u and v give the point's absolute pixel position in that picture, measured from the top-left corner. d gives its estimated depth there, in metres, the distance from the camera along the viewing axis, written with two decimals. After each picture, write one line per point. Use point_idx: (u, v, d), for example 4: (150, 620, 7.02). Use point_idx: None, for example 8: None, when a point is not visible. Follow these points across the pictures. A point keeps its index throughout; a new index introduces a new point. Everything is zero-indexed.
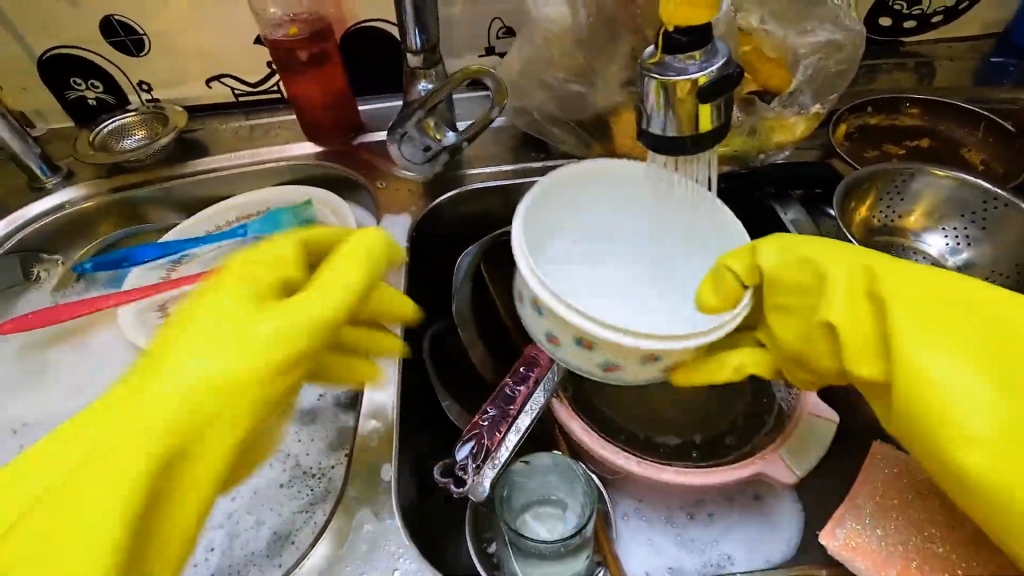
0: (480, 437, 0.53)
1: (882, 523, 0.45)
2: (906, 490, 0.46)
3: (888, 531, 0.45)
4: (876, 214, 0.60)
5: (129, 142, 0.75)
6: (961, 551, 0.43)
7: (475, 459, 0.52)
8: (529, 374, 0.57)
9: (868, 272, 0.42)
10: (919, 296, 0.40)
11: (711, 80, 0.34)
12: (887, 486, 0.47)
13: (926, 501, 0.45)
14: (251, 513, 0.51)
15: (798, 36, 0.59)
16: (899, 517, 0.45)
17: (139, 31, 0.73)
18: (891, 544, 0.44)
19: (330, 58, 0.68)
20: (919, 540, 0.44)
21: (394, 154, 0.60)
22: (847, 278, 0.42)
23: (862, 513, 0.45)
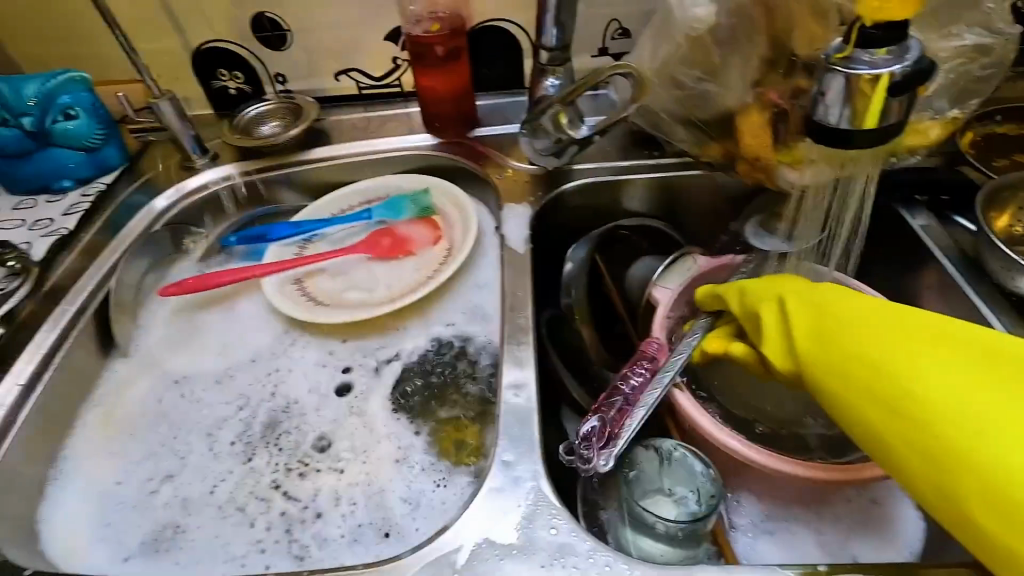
0: (606, 417, 0.53)
1: None
2: None
3: None
4: (1016, 224, 0.59)
5: (266, 128, 0.82)
6: None
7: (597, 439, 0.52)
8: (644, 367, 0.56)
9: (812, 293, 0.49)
10: (840, 318, 0.45)
11: (901, 75, 0.35)
12: None
13: None
14: (388, 473, 0.54)
15: (943, 39, 0.58)
16: None
17: (284, 27, 0.79)
18: None
19: (462, 55, 0.72)
20: None
21: (525, 145, 0.65)
22: (794, 295, 0.49)
23: None
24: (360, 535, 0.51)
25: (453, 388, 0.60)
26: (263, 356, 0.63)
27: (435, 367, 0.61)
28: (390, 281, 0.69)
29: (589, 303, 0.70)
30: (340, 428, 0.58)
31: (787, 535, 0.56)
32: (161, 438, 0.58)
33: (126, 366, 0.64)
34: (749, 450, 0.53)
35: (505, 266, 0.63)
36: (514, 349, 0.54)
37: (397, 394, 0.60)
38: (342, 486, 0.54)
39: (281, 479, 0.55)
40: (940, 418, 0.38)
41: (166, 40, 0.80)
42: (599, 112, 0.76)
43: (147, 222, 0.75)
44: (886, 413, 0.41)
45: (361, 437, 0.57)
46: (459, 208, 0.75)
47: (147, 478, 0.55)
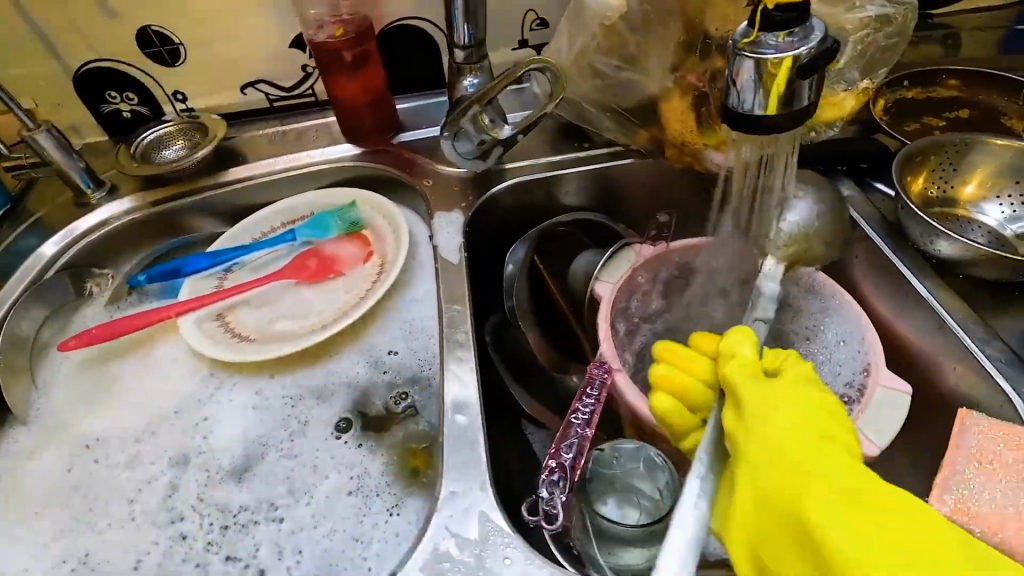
0: (565, 470, 0.51)
1: (989, 487, 0.44)
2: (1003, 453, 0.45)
3: (997, 493, 0.44)
4: (930, 187, 0.60)
5: (169, 152, 0.75)
6: None
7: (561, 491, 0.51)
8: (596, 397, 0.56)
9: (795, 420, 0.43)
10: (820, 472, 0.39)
11: (808, 57, 0.35)
12: (982, 450, 0.45)
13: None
14: (329, 519, 0.50)
15: (847, 11, 0.59)
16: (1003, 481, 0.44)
17: (174, 40, 0.72)
18: (1001, 506, 0.43)
19: (373, 60, 0.68)
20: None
21: (446, 149, 0.61)
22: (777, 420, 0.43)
23: (960, 478, 0.45)
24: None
25: (397, 415, 0.56)
26: (191, 404, 0.58)
27: (378, 395, 0.57)
28: (322, 307, 0.64)
29: (533, 307, 0.67)
30: (272, 476, 0.53)
31: None
32: (73, 513, 0.52)
33: (28, 434, 0.57)
34: None
35: (440, 279, 0.60)
36: (454, 367, 0.51)
37: (332, 428, 0.55)
38: (285, 537, 0.49)
39: (216, 540, 0.50)
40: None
41: (40, 65, 0.72)
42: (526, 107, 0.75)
43: (40, 270, 0.68)
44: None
45: (297, 482, 0.52)
46: (388, 219, 0.71)
47: (61, 559, 0.50)
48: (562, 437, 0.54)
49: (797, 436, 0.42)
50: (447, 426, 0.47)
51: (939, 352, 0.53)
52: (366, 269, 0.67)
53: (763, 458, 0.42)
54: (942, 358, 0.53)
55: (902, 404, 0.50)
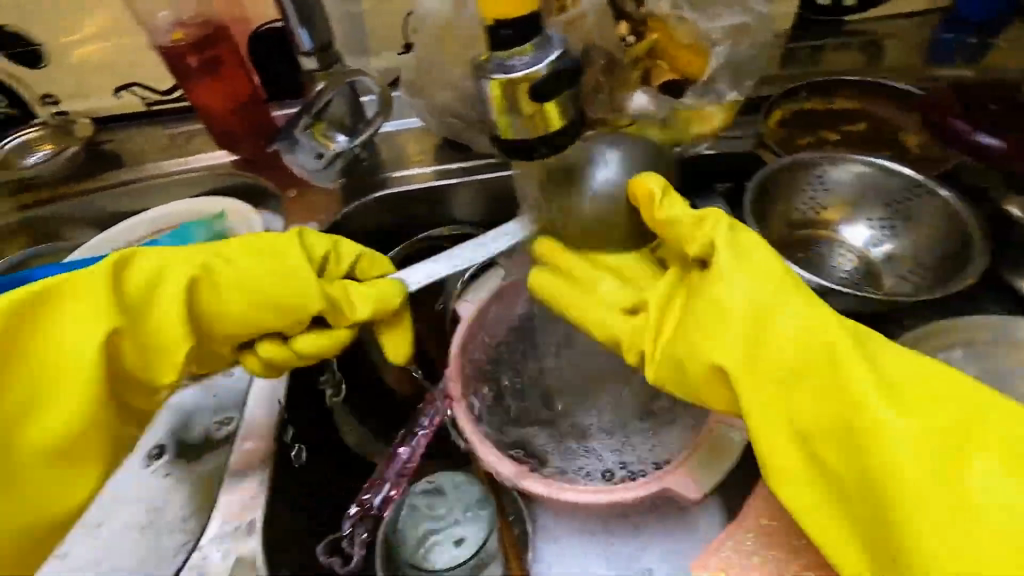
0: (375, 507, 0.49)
1: (761, 547, 0.44)
2: (794, 511, 0.44)
3: (765, 555, 0.44)
4: (796, 208, 0.57)
5: (34, 158, 0.73)
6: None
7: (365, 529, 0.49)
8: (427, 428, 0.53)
9: (825, 311, 0.38)
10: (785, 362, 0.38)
11: (544, 75, 0.32)
12: (774, 505, 0.45)
13: (811, 525, 0.44)
14: (116, 553, 0.48)
15: (708, 20, 0.56)
16: (780, 540, 0.44)
17: (35, 41, 0.70)
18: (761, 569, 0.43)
19: (224, 63, 0.65)
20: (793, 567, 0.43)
21: (286, 161, 0.58)
22: (715, 341, 0.39)
23: (739, 538, 0.44)
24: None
25: (215, 441, 0.53)
26: None
27: (199, 418, 0.54)
28: None
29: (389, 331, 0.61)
30: None
31: (588, 562, 0.54)
32: None
33: None
34: (531, 482, 0.49)
35: None
36: (257, 390, 0.48)
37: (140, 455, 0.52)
38: None
39: None
40: (937, 552, 0.32)
41: None
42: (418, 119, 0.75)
43: None
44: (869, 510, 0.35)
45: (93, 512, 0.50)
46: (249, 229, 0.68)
47: None
48: (383, 467, 0.51)
49: (832, 340, 0.37)
50: (232, 459, 0.45)
51: None
52: None
53: (791, 384, 0.37)
54: None
55: (738, 442, 0.48)
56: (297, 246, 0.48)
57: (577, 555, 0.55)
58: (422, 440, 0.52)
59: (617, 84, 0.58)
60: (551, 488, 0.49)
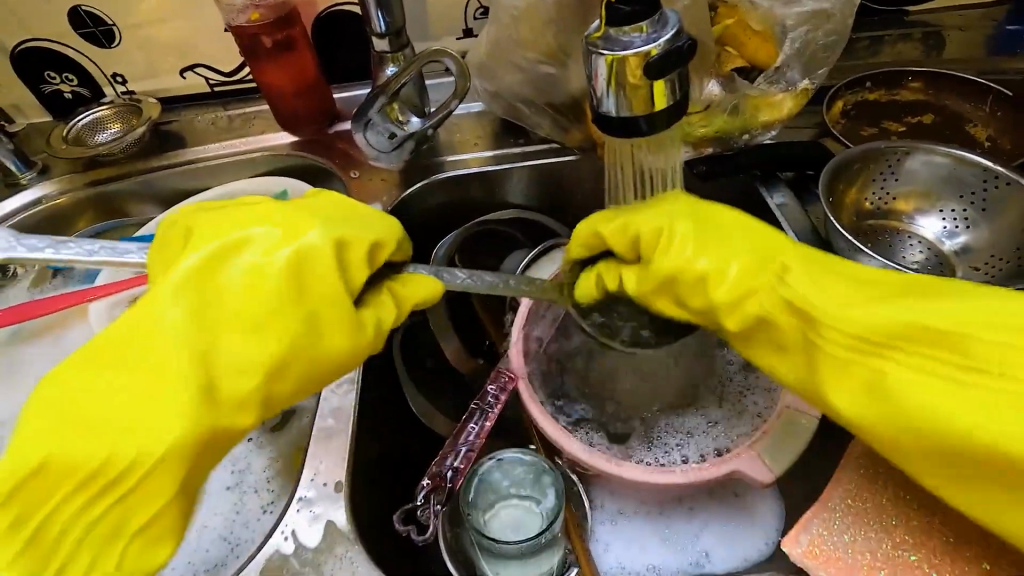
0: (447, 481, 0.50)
1: (852, 528, 0.45)
2: (880, 493, 0.46)
3: (856, 537, 0.45)
4: (867, 197, 0.57)
5: (104, 135, 0.75)
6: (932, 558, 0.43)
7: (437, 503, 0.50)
8: (492, 404, 0.54)
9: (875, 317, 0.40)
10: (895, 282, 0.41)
11: (660, 54, 0.32)
12: (857, 488, 0.46)
13: (902, 505, 0.45)
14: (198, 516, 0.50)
15: (784, 6, 0.56)
16: (869, 520, 0.45)
17: (108, 21, 0.72)
18: (857, 551, 0.44)
19: (296, 45, 0.66)
20: (888, 548, 0.44)
21: (359, 141, 0.58)
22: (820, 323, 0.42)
23: (828, 519, 0.46)
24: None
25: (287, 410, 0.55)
26: None
27: None
28: None
29: (452, 311, 0.62)
30: None
31: (647, 544, 0.54)
32: None
33: None
34: (594, 457, 0.50)
35: None
36: None
37: None
38: None
39: None
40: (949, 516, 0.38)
41: None
42: (477, 103, 0.75)
43: None
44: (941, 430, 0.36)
45: None
46: None
47: None
48: (451, 442, 0.53)
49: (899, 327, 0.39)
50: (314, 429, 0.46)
51: None
52: None
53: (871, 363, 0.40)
54: None
55: (807, 428, 0.48)
56: (306, 255, 0.39)
57: (640, 539, 0.55)
58: (491, 417, 0.54)
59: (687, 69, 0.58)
60: (623, 469, 0.49)
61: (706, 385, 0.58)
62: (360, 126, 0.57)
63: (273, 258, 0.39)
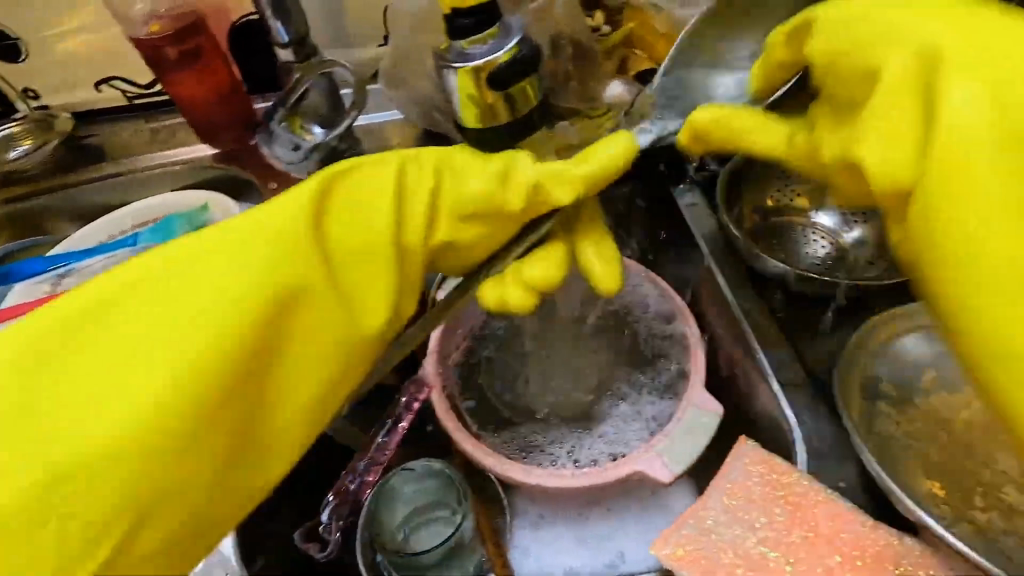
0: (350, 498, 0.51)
1: (724, 525, 0.43)
2: (756, 487, 0.44)
3: (725, 535, 0.42)
4: (770, 195, 0.58)
5: (16, 152, 0.73)
6: (793, 555, 0.41)
7: (341, 518, 0.50)
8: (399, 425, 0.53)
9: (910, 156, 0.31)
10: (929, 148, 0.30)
11: (504, 60, 0.34)
12: (736, 483, 0.44)
13: (772, 498, 0.43)
14: None
15: (684, 8, 0.58)
16: (741, 518, 0.43)
17: (13, 35, 0.70)
18: (721, 549, 0.42)
19: (205, 55, 0.65)
20: (751, 544, 0.42)
21: (267, 154, 0.59)
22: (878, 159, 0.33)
23: (702, 516, 0.43)
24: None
25: None
26: None
27: None
28: None
29: None
30: None
31: (563, 545, 0.55)
32: None
33: None
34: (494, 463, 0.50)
35: None
36: None
37: None
38: None
39: None
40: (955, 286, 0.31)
41: None
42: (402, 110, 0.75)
43: None
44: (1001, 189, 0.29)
45: None
46: None
47: None
48: (359, 455, 0.53)
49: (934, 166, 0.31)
50: None
51: (749, 373, 0.52)
52: None
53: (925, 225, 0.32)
54: (753, 381, 0.52)
55: (710, 426, 0.49)
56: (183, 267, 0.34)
57: (556, 542, 0.55)
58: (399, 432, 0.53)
59: (594, 72, 0.58)
60: (526, 474, 0.49)
61: (611, 392, 0.58)
62: (268, 137, 0.58)
63: (270, 261, 0.34)
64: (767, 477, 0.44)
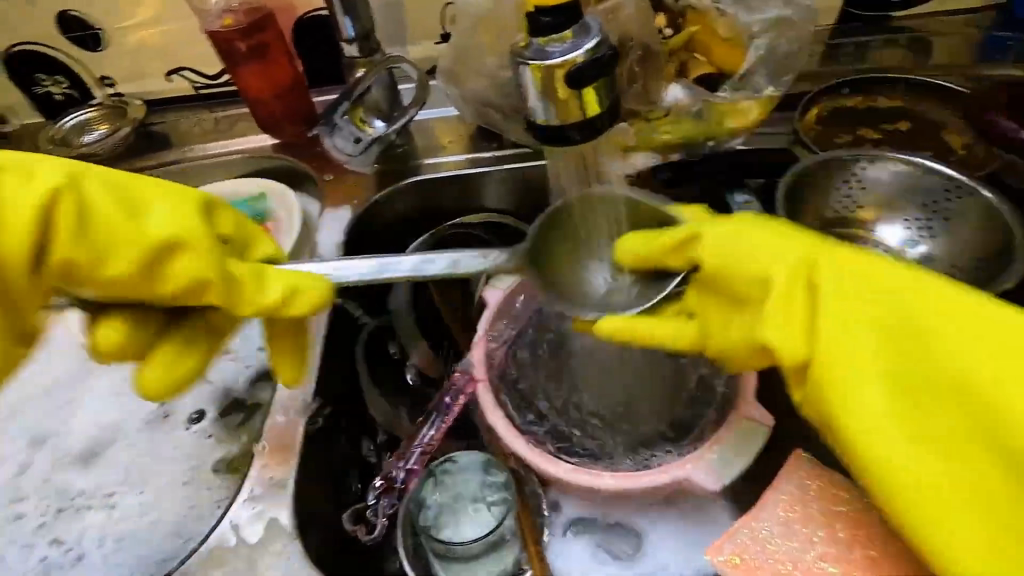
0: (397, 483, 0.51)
1: (779, 539, 0.42)
2: (814, 505, 0.43)
3: (781, 547, 0.42)
4: (831, 206, 0.56)
5: (90, 136, 0.77)
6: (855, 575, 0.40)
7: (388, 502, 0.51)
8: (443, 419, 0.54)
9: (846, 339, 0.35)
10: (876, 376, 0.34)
11: (583, 61, 0.33)
12: (792, 498, 0.43)
13: (831, 517, 0.42)
14: (146, 513, 0.49)
15: (749, 14, 0.56)
16: (797, 534, 0.42)
17: (95, 25, 0.74)
18: (779, 560, 0.41)
19: (271, 50, 0.67)
20: (810, 559, 0.41)
21: (327, 146, 0.59)
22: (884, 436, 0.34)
23: (758, 530, 0.42)
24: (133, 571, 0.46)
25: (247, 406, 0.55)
26: (58, 384, 0.59)
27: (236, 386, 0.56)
28: None
29: (419, 313, 0.64)
30: (106, 462, 0.53)
31: (601, 552, 0.54)
32: None
33: None
34: (533, 455, 0.51)
35: None
36: None
37: (178, 422, 0.54)
38: (111, 522, 0.49)
39: (47, 520, 0.50)
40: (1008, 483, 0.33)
41: None
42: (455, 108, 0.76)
43: None
44: (885, 319, 0.35)
45: (131, 470, 0.52)
46: (287, 213, 0.71)
47: None
48: (407, 444, 0.54)
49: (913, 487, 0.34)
50: None
51: None
52: None
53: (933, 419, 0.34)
54: None
55: (760, 437, 0.48)
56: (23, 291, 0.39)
57: (595, 547, 0.55)
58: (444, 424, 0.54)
59: (653, 75, 0.58)
60: (572, 475, 0.49)
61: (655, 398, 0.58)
62: (328, 129, 0.59)
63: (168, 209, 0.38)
64: (825, 492, 0.43)
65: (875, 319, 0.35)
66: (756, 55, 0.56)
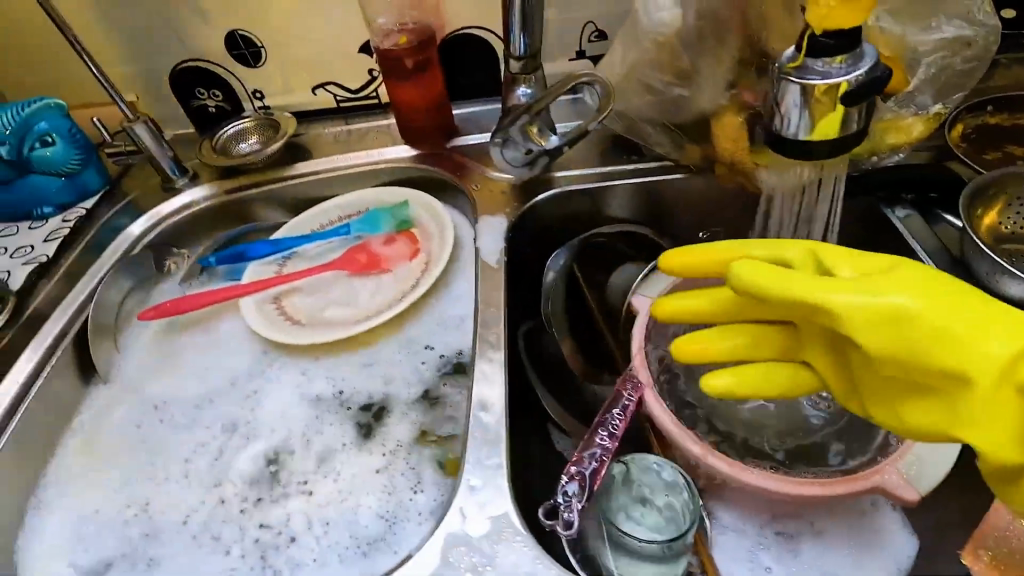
0: (584, 478, 0.53)
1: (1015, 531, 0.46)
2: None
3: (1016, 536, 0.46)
4: (1003, 221, 0.57)
5: (245, 146, 0.82)
6: None
7: (580, 497, 0.52)
8: (617, 425, 0.55)
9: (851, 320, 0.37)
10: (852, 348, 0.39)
11: (855, 85, 0.35)
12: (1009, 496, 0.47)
13: None
14: (352, 494, 0.53)
15: (924, 32, 0.57)
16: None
17: (258, 43, 0.79)
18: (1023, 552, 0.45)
19: (432, 66, 0.72)
20: None
21: (497, 156, 0.64)
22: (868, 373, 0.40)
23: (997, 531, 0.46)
24: (343, 555, 0.49)
25: (428, 403, 0.59)
26: (245, 378, 0.63)
27: (414, 384, 0.60)
28: (370, 298, 0.68)
29: (569, 317, 0.68)
30: (302, 452, 0.56)
31: (772, 561, 0.55)
32: (137, 466, 0.57)
33: (109, 391, 0.63)
34: (716, 462, 0.51)
35: (480, 281, 0.62)
36: (483, 367, 0.53)
37: (366, 417, 0.58)
38: (313, 508, 0.52)
39: (252, 505, 0.53)
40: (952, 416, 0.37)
41: (143, 62, 0.80)
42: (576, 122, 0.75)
43: (127, 245, 0.75)
44: (901, 346, 0.37)
45: (328, 456, 0.56)
46: (435, 218, 0.74)
47: (123, 504, 0.55)
48: (585, 444, 0.55)
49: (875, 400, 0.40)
50: (472, 423, 0.49)
51: None
52: (410, 266, 0.71)
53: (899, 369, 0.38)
54: None
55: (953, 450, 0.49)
56: None
57: (766, 556, 0.55)
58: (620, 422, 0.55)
59: None
60: (763, 480, 0.50)
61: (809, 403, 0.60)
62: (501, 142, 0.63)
63: None
64: None
65: (878, 347, 0.37)
66: (925, 73, 0.58)
